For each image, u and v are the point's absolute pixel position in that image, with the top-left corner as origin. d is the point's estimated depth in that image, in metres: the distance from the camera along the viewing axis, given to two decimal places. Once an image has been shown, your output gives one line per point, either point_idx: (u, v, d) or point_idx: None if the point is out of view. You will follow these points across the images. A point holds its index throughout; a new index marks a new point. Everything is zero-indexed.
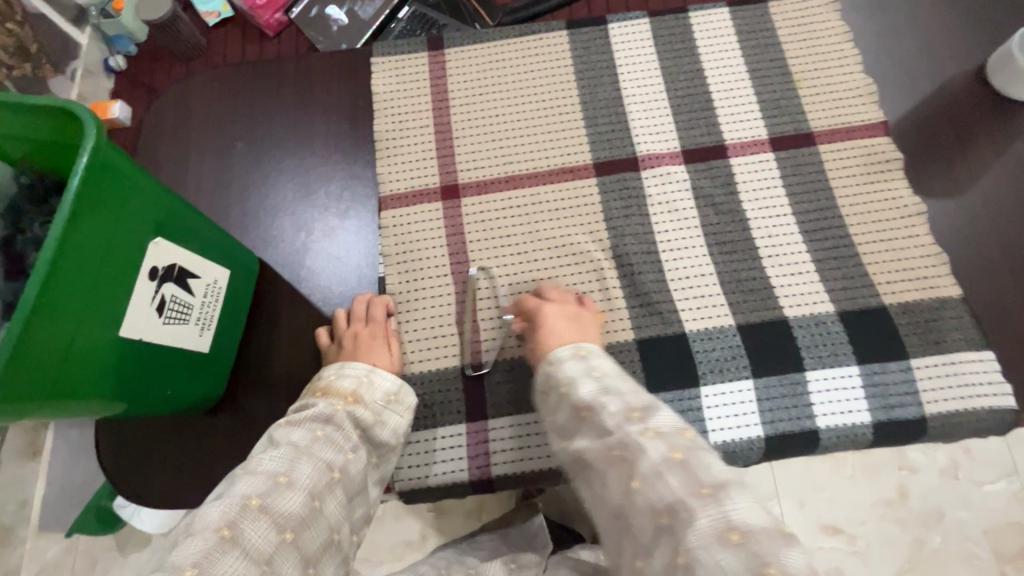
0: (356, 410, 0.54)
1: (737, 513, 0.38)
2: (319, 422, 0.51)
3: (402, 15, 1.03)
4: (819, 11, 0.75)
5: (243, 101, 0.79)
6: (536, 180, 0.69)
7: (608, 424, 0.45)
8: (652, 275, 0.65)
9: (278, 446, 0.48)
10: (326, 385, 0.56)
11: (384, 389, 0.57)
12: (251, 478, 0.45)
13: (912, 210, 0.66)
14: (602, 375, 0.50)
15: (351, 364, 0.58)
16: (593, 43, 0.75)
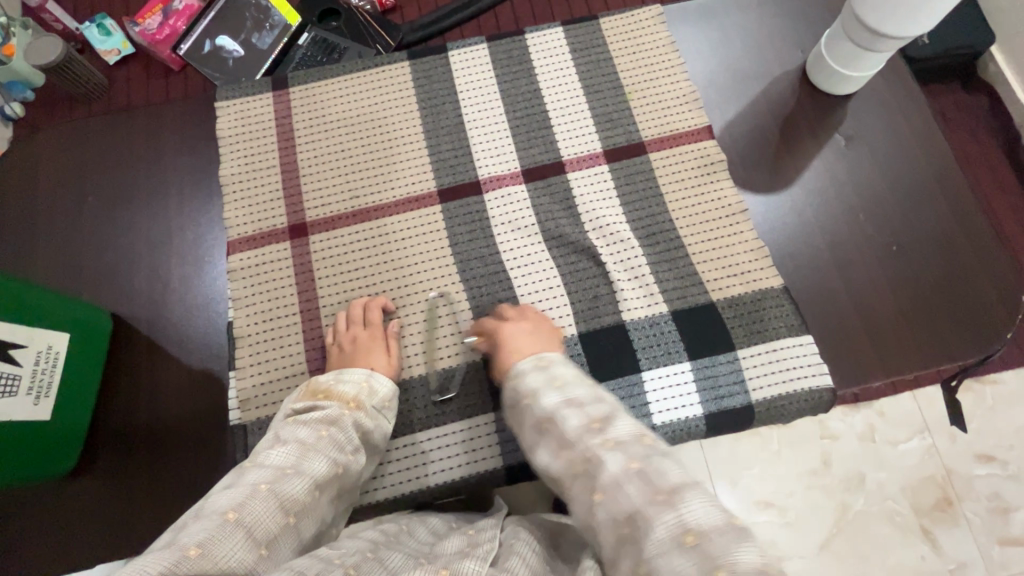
0: (359, 416, 0.55)
1: (692, 515, 0.37)
2: (325, 421, 0.53)
3: (302, 42, 1.05)
4: (645, 24, 0.78)
5: (84, 154, 0.78)
6: (383, 213, 0.71)
7: (570, 433, 0.44)
8: (497, 294, 0.67)
9: (284, 443, 0.50)
10: (327, 389, 0.57)
11: (382, 394, 0.59)
12: (257, 470, 0.46)
13: (736, 207, 0.70)
14: (564, 383, 0.48)
15: (349, 369, 0.60)
16: (434, 71, 0.77)
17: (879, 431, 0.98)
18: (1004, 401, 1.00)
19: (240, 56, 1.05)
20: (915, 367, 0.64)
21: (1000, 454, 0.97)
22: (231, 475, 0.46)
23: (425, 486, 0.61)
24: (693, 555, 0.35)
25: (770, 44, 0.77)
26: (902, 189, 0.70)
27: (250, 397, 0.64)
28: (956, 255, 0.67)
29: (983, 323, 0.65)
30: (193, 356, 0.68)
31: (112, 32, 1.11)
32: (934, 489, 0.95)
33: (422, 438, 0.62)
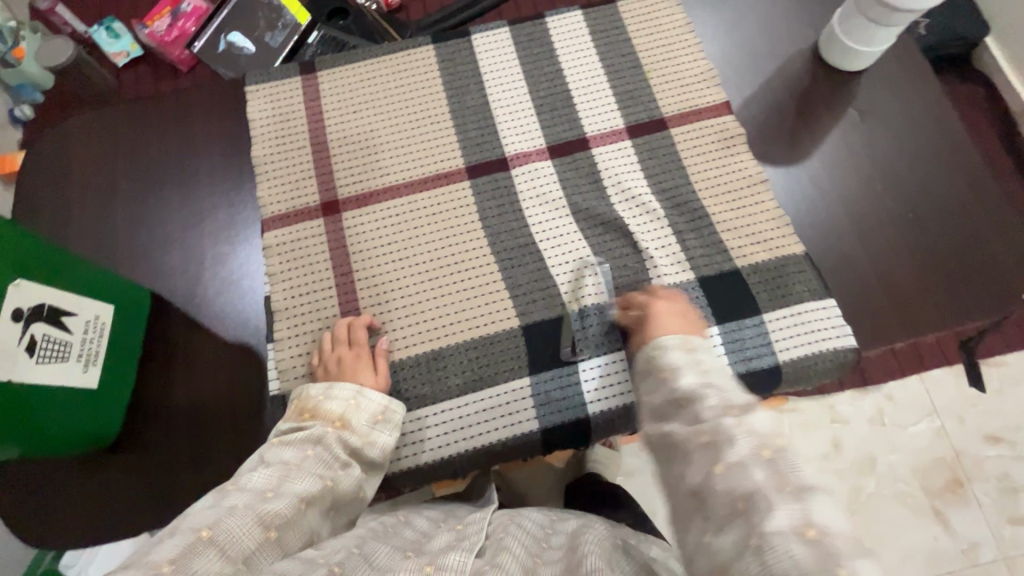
0: (344, 434, 0.57)
1: (818, 513, 0.42)
2: (309, 441, 0.55)
3: (313, 40, 1.07)
4: (662, 6, 0.81)
5: (116, 136, 0.79)
6: (413, 189, 0.72)
7: (705, 413, 0.48)
8: (526, 265, 0.68)
9: (268, 466, 0.52)
10: (315, 406, 0.59)
11: (370, 410, 0.60)
12: (238, 493, 0.49)
13: (757, 178, 0.72)
14: (708, 369, 0.52)
15: (339, 385, 0.61)
16: (458, 54, 0.79)
17: (888, 414, 1.10)
18: (1008, 382, 1.10)
19: (251, 53, 1.10)
20: (933, 328, 0.66)
21: (1008, 435, 1.07)
22: (213, 497, 0.48)
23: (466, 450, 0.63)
24: (814, 547, 0.40)
25: (784, 23, 0.80)
26: (919, 161, 0.73)
27: (288, 366, 0.65)
28: (969, 222, 0.70)
29: (1001, 287, 0.67)
30: (229, 331, 0.69)
31: (120, 35, 1.21)
32: (943, 471, 1.06)
33: (464, 401, 0.64)
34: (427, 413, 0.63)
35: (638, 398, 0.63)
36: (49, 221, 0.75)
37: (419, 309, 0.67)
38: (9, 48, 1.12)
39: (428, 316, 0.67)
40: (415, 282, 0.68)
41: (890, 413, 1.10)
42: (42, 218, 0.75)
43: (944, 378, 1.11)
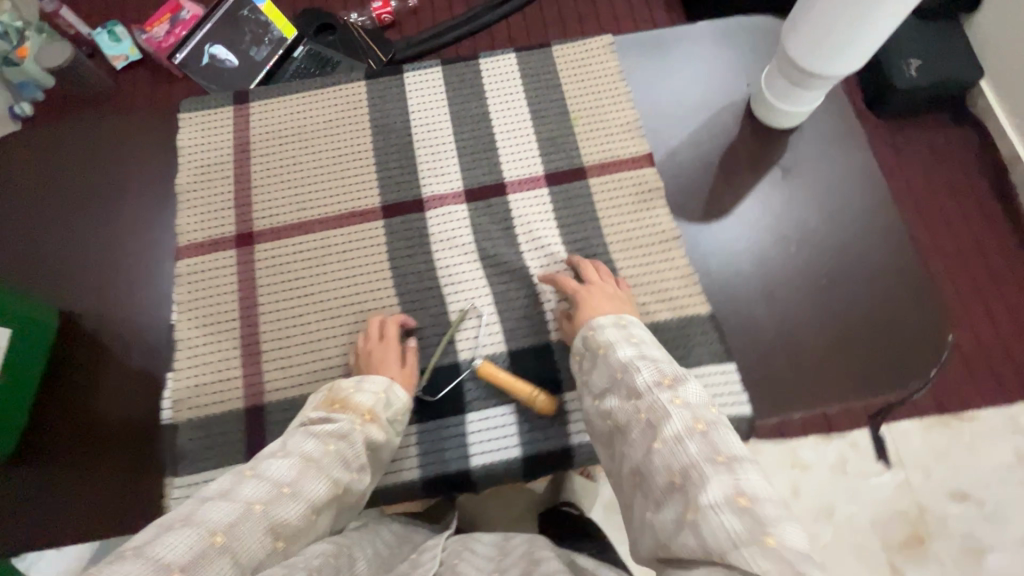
0: (370, 428, 0.56)
1: (748, 482, 0.41)
2: (335, 436, 0.53)
3: (298, 55, 1.18)
4: (595, 52, 0.80)
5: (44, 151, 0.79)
6: (327, 226, 0.73)
7: (640, 386, 0.51)
8: (428, 309, 0.69)
9: (287, 456, 0.50)
10: (346, 398, 0.58)
11: (398, 406, 0.59)
12: (253, 483, 0.46)
13: (671, 234, 0.71)
14: (639, 342, 0.57)
15: (372, 377, 0.61)
16: (388, 92, 0.80)
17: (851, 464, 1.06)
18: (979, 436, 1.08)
19: (233, 65, 1.15)
20: (835, 400, 0.64)
21: (975, 493, 1.04)
22: (228, 482, 0.46)
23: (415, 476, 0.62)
24: (745, 516, 0.38)
25: (717, 74, 0.78)
26: (845, 223, 0.71)
27: (182, 398, 0.65)
28: (885, 291, 0.68)
29: (916, 360, 0.64)
30: (134, 354, 0.69)
31: (122, 39, 1.26)
32: (905, 526, 1.03)
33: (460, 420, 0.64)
34: (410, 431, 0.64)
35: (522, 453, 0.62)
36: None
37: (318, 347, 0.68)
38: (14, 47, 1.18)
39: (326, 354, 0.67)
40: (317, 320, 0.69)
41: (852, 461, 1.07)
42: None
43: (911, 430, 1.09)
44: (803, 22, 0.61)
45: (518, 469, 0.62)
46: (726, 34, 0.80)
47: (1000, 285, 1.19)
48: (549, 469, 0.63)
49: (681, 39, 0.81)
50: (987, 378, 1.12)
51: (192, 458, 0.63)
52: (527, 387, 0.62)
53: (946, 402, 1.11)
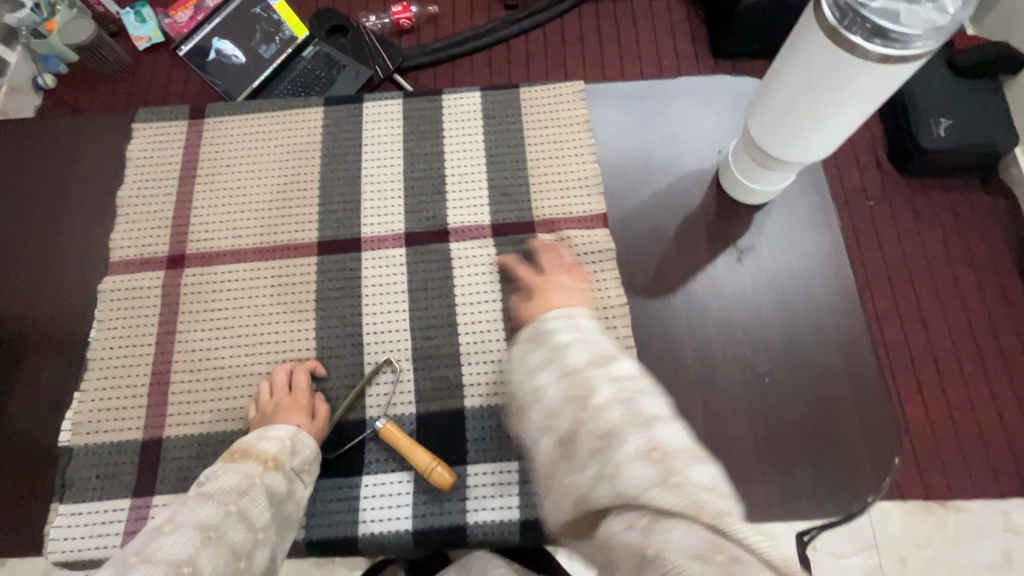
0: (272, 478, 0.52)
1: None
2: (233, 493, 0.49)
3: (307, 54, 1.18)
4: (564, 100, 0.76)
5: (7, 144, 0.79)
6: (258, 257, 0.71)
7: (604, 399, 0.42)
8: (344, 358, 0.66)
9: (182, 529, 0.45)
10: (247, 448, 0.55)
11: (304, 456, 0.56)
12: (146, 569, 0.42)
13: (614, 306, 0.66)
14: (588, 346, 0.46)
15: (274, 427, 0.57)
16: (345, 120, 0.77)
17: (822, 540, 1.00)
18: (964, 537, 1.01)
19: (240, 62, 1.13)
20: (758, 509, 0.59)
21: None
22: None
23: (315, 537, 0.59)
24: None
25: (688, 138, 0.74)
26: (805, 318, 0.65)
27: (83, 422, 0.64)
28: (833, 397, 0.62)
29: (858, 479, 0.60)
30: (48, 368, 0.68)
31: (147, 20, 1.29)
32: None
33: (363, 481, 0.61)
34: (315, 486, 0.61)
35: (414, 526, 0.59)
36: None
37: (228, 384, 0.65)
38: (43, 20, 1.19)
39: (235, 393, 0.65)
40: (232, 355, 0.67)
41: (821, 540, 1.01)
42: None
43: (892, 514, 1.03)
44: (777, 99, 0.54)
45: (407, 542, 0.59)
46: (706, 96, 0.76)
47: (1012, 372, 1.10)
48: (440, 545, 0.60)
49: (657, 96, 0.76)
50: (985, 473, 1.04)
51: (83, 485, 0.62)
52: (427, 458, 0.59)
53: (935, 491, 1.03)
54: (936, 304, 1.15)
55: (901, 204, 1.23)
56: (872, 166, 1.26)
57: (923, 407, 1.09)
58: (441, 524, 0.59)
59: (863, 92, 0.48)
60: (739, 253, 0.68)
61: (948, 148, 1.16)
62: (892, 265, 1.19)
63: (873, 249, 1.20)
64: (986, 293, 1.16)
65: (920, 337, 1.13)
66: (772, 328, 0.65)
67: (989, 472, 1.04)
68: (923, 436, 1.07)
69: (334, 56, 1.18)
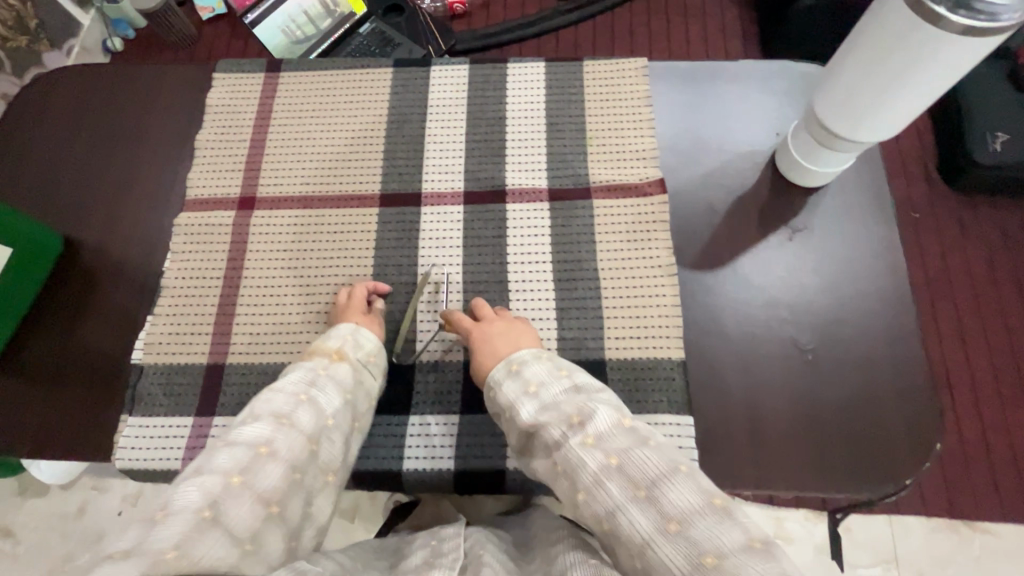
0: (338, 368, 0.57)
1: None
2: (303, 385, 0.54)
3: (363, 30, 1.21)
4: (627, 74, 0.78)
5: (93, 89, 0.84)
6: (323, 204, 0.74)
7: (553, 438, 0.47)
8: (400, 303, 0.69)
9: (258, 418, 0.49)
10: (315, 346, 0.60)
11: (366, 349, 0.61)
12: (228, 451, 0.46)
13: (664, 274, 0.68)
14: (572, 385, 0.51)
15: (337, 326, 0.63)
16: (412, 82, 0.80)
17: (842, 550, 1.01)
18: (991, 556, 1.00)
19: None
20: (789, 488, 0.59)
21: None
22: (202, 457, 0.46)
23: (361, 469, 0.62)
24: None
25: (746, 119, 0.75)
26: (856, 302, 0.66)
27: (155, 343, 0.69)
28: (873, 384, 0.62)
29: (899, 463, 0.60)
30: (121, 294, 0.73)
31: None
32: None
33: (408, 422, 0.64)
34: None
35: (455, 466, 0.62)
36: (24, 153, 0.82)
37: (288, 320, 0.69)
38: None
39: (293, 327, 0.69)
40: (294, 293, 0.70)
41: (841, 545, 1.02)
42: (18, 151, 0.82)
43: (916, 528, 1.02)
44: (848, 76, 0.55)
45: (448, 481, 0.62)
46: (768, 79, 0.76)
47: None
48: (478, 487, 0.62)
49: (718, 77, 0.77)
50: (1018, 493, 1.02)
51: (149, 402, 0.67)
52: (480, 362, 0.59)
53: (960, 509, 1.02)
54: (980, 317, 1.13)
55: (952, 214, 1.21)
56: (926, 174, 1.24)
57: (959, 420, 1.07)
58: (481, 467, 0.62)
59: (937, 65, 0.49)
60: (793, 235, 0.69)
61: (1006, 162, 1.14)
62: (938, 274, 1.17)
63: (919, 258, 1.18)
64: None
65: (961, 356, 1.11)
66: (820, 309, 0.66)
67: (1022, 491, 1.02)
68: (958, 449, 1.05)
69: (390, 33, 1.21)
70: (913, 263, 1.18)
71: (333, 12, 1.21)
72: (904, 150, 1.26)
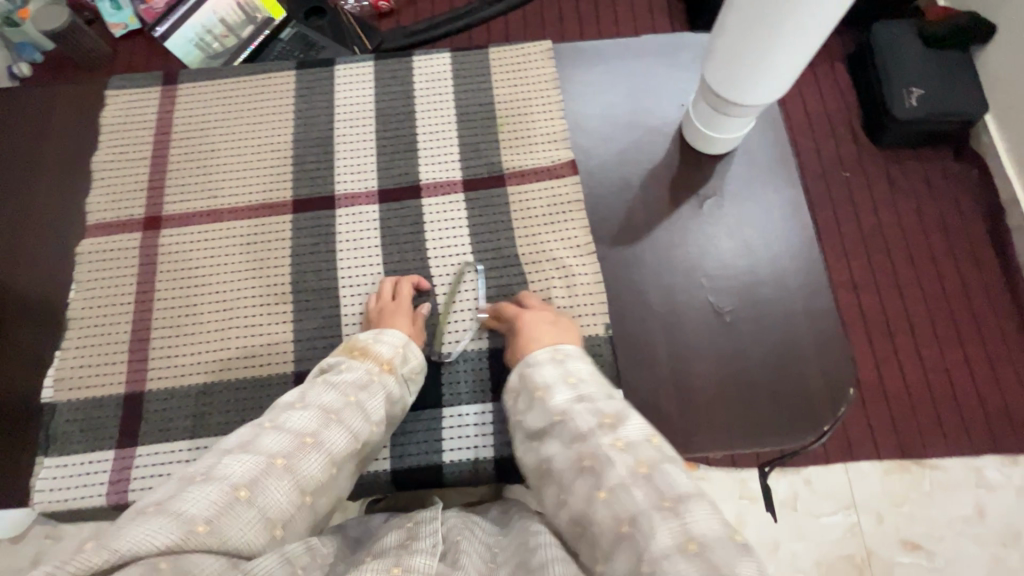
0: (388, 380, 0.54)
1: (696, 524, 0.40)
2: (356, 386, 0.52)
3: (283, 36, 1.17)
4: (533, 58, 0.78)
5: None
6: (234, 216, 0.72)
7: (581, 429, 0.48)
8: (322, 310, 0.67)
9: (307, 407, 0.48)
10: (365, 347, 0.56)
11: (415, 364, 0.58)
12: (274, 435, 0.45)
13: (584, 252, 0.68)
14: (576, 381, 0.52)
15: (389, 329, 0.59)
16: (316, 83, 0.78)
17: (802, 501, 1.04)
18: (942, 489, 1.05)
19: None
20: (725, 446, 0.61)
21: (928, 544, 1.01)
22: (247, 435, 0.45)
23: None
24: None
25: (653, 92, 0.75)
26: (774, 259, 0.68)
27: (66, 378, 0.66)
28: (797, 337, 0.64)
29: (830, 410, 0.61)
30: (22, 332, 0.69)
31: (122, 6, 1.27)
32: (850, 570, 1.00)
33: None
34: None
35: (393, 466, 0.61)
36: None
37: (206, 337, 0.67)
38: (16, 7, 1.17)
39: (209, 344, 0.67)
40: (210, 310, 0.68)
41: (805, 498, 1.05)
42: None
43: (869, 472, 1.06)
44: (728, 37, 0.57)
45: (386, 482, 0.61)
46: (669, 52, 0.77)
47: (981, 329, 1.14)
48: (418, 485, 0.62)
49: (620, 53, 0.78)
50: (957, 427, 1.08)
51: (68, 439, 0.64)
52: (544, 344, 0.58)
53: (910, 450, 1.07)
54: (911, 264, 1.19)
55: (875, 168, 1.26)
56: (844, 133, 1.29)
57: (897, 363, 1.12)
58: (420, 464, 0.61)
59: (798, 26, 0.51)
60: (707, 202, 0.70)
61: (920, 115, 1.19)
62: (868, 227, 1.22)
63: (847, 213, 1.23)
64: (959, 256, 1.19)
65: (896, 301, 1.16)
66: (741, 270, 0.67)
67: (959, 424, 1.08)
68: (899, 390, 1.11)
69: (312, 37, 1.17)
70: (844, 218, 1.22)
71: (248, 20, 1.16)
72: (822, 111, 1.30)
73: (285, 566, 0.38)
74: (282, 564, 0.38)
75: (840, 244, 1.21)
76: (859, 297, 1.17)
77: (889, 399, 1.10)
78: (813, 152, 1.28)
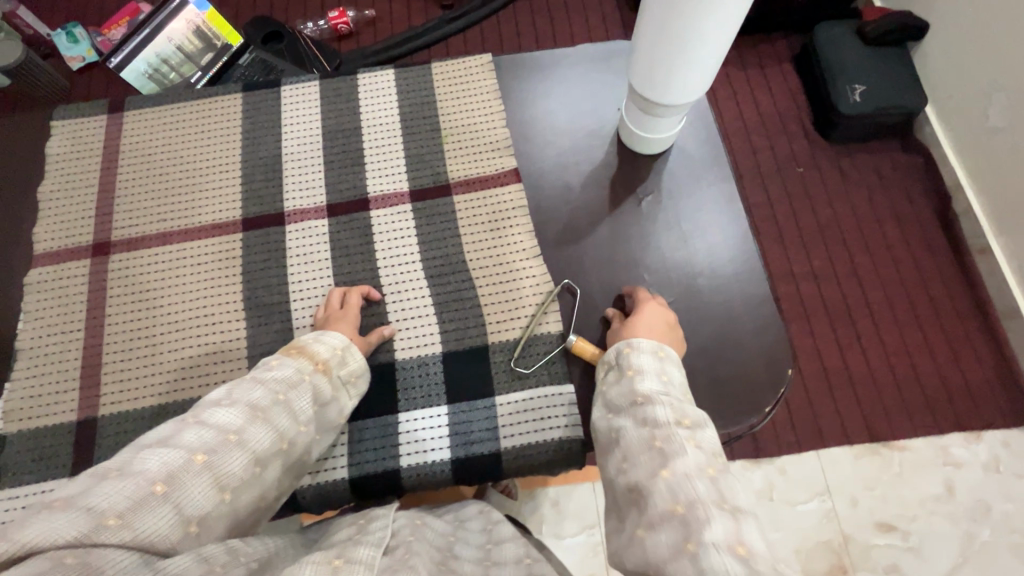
0: (320, 380, 0.55)
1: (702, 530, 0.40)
2: (286, 384, 0.52)
3: (241, 61, 1.16)
4: (473, 71, 0.81)
5: None
6: (183, 237, 0.73)
7: (657, 417, 0.48)
8: (272, 325, 0.68)
9: (234, 404, 0.49)
10: (302, 346, 0.57)
11: (352, 367, 0.59)
12: (198, 430, 0.46)
13: (529, 254, 0.70)
14: (668, 381, 0.53)
15: (331, 332, 0.60)
16: (263, 104, 0.80)
17: (776, 490, 1.06)
18: (908, 468, 1.07)
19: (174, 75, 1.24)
20: None
21: (900, 525, 1.04)
22: (170, 430, 0.45)
23: None
24: None
25: (590, 97, 0.78)
26: (714, 252, 0.70)
27: (15, 409, 0.65)
28: (737, 325, 0.67)
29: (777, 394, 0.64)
30: None
31: (79, 41, 1.27)
32: (827, 555, 1.02)
33: None
34: None
35: (349, 474, 0.62)
36: None
37: (158, 355, 0.67)
38: None
39: (162, 362, 0.67)
40: (161, 328, 0.68)
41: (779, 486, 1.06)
42: None
43: (839, 458, 1.08)
44: (646, 36, 0.60)
45: (343, 490, 0.62)
46: (603, 59, 0.81)
47: (935, 311, 1.18)
48: (374, 492, 0.62)
49: (557, 62, 0.81)
50: (919, 407, 1.11)
51: (17, 469, 0.63)
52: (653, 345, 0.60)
53: (878, 433, 1.10)
54: (866, 253, 1.23)
55: (824, 163, 1.31)
56: (790, 130, 1.34)
57: (857, 349, 1.16)
58: (376, 470, 0.62)
59: (705, 27, 0.54)
60: (646, 199, 0.73)
61: (863, 110, 1.24)
62: (822, 219, 1.26)
63: (800, 207, 1.27)
64: (910, 242, 1.24)
65: (854, 290, 1.20)
66: (681, 262, 0.70)
67: (921, 404, 1.12)
68: (862, 374, 1.14)
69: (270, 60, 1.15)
70: (798, 213, 1.27)
71: (206, 48, 1.18)
72: (769, 109, 1.35)
73: (200, 563, 0.39)
74: (197, 562, 0.39)
75: (797, 237, 1.25)
76: (818, 287, 1.21)
77: (852, 384, 1.14)
78: (762, 149, 1.32)
